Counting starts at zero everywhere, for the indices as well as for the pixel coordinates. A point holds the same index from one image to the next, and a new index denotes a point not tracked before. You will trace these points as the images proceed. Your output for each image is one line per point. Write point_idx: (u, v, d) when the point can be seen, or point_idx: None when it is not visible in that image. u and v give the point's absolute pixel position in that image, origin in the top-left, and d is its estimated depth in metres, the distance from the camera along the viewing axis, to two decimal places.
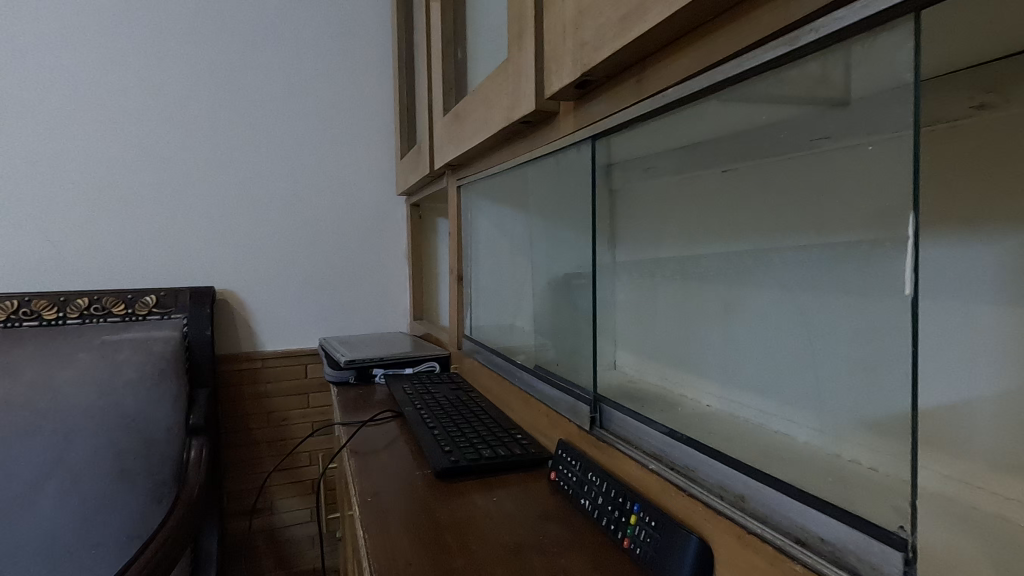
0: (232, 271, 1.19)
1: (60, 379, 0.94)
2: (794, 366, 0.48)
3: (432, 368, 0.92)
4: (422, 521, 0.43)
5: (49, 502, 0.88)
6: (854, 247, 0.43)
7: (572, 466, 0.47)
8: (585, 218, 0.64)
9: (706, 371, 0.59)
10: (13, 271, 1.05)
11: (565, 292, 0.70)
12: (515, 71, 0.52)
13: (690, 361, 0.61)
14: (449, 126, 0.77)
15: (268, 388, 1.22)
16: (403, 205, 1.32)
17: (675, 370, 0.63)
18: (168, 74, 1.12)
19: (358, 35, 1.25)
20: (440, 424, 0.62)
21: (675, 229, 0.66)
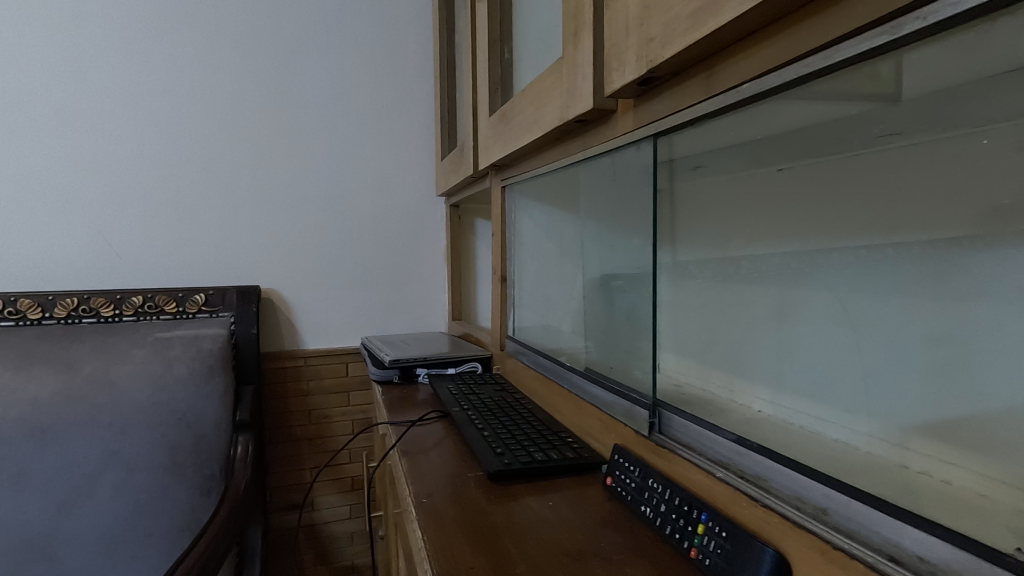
0: (276, 270, 1.21)
1: (116, 374, 0.97)
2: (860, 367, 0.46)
3: (474, 369, 0.92)
4: (479, 523, 0.43)
5: (106, 493, 0.92)
6: (965, 242, 0.40)
7: (630, 472, 0.46)
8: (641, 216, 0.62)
9: (753, 376, 0.56)
10: (72, 270, 1.10)
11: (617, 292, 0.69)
12: (571, 69, 0.51)
13: (733, 365, 0.58)
14: (496, 126, 0.77)
15: (311, 385, 1.25)
16: (443, 206, 1.32)
17: (717, 373, 0.59)
18: (218, 79, 1.15)
19: (400, 38, 1.26)
20: (488, 425, 0.61)
21: (715, 228, 0.62)
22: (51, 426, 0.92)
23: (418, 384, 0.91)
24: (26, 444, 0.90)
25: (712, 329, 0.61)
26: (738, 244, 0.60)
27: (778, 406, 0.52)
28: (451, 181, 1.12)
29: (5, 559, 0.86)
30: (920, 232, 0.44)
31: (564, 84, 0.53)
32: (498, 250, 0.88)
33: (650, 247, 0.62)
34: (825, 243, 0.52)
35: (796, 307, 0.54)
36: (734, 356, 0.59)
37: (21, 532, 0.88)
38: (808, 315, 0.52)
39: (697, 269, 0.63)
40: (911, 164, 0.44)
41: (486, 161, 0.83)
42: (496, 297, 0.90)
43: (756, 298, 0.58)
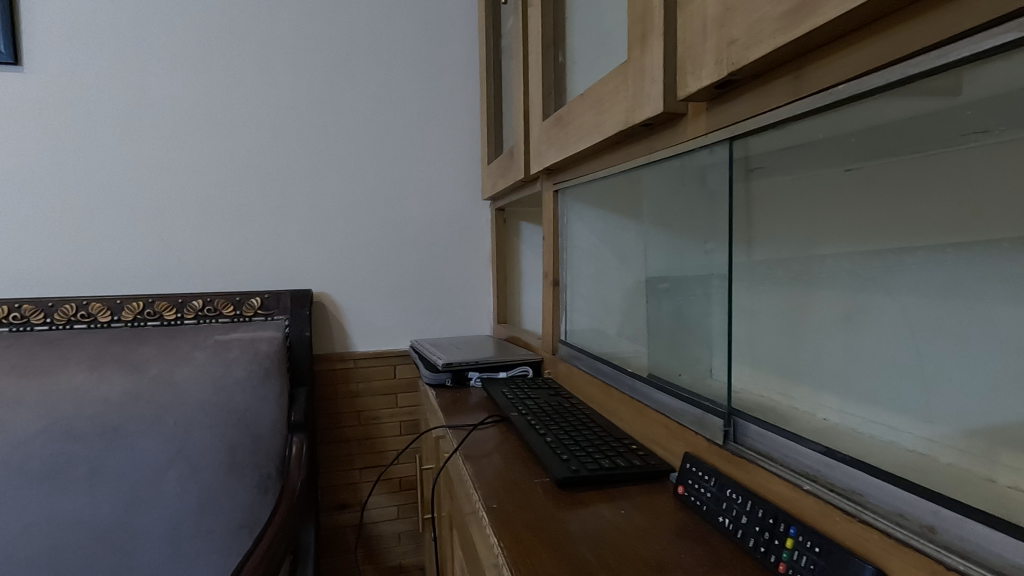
0: (327, 274, 1.24)
1: (179, 374, 1.00)
2: (942, 372, 0.44)
3: (525, 373, 0.92)
4: (554, 531, 0.43)
5: (171, 490, 0.95)
6: None
7: (705, 481, 0.45)
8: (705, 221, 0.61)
9: (819, 381, 0.54)
10: (137, 274, 1.15)
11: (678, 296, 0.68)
12: (638, 71, 0.51)
13: (796, 368, 0.56)
14: (551, 130, 0.77)
15: (360, 387, 1.27)
16: (487, 210, 1.33)
17: (778, 378, 0.57)
18: (273, 88, 1.19)
19: (446, 42, 1.28)
20: (550, 431, 0.61)
21: (778, 230, 0.60)
22: (120, 424, 0.96)
23: (470, 387, 0.92)
24: (99, 442, 0.94)
25: (773, 331, 0.60)
26: (806, 244, 0.58)
27: (848, 416, 0.49)
28: (499, 185, 1.12)
29: (79, 552, 0.90)
30: (1011, 227, 0.41)
31: (630, 87, 0.52)
32: (550, 255, 0.88)
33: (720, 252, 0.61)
34: (904, 236, 0.49)
35: (864, 306, 0.51)
36: (796, 359, 0.57)
37: (94, 526, 0.92)
38: (880, 320, 0.50)
39: (767, 271, 0.61)
40: (998, 161, 0.41)
41: (539, 165, 0.82)
42: (547, 300, 0.90)
43: (821, 302, 0.56)
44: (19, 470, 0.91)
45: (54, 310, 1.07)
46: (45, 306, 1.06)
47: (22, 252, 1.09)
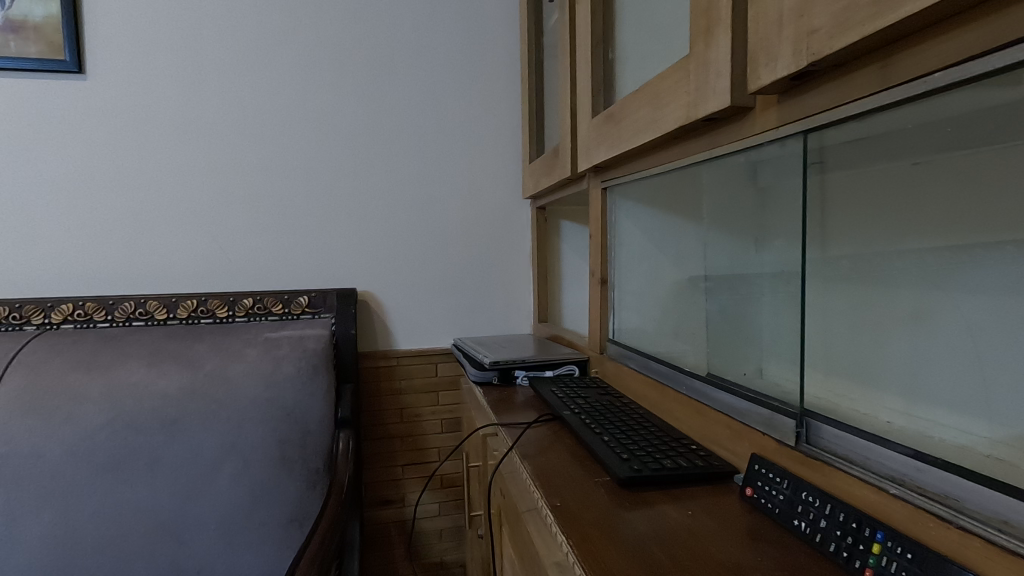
0: (370, 272, 1.26)
1: (233, 370, 1.03)
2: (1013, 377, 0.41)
3: (572, 372, 0.92)
4: (623, 532, 0.42)
5: (225, 484, 0.98)
6: None
7: (776, 483, 0.44)
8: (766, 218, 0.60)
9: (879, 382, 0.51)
10: (190, 273, 1.18)
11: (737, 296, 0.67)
12: (702, 65, 0.49)
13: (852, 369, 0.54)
14: (602, 127, 0.76)
15: (403, 385, 1.29)
16: (528, 208, 1.33)
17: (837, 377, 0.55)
18: (319, 89, 1.21)
19: (487, 41, 1.28)
20: (607, 430, 0.61)
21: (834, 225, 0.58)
22: (177, 419, 0.98)
23: (517, 386, 0.92)
24: (158, 435, 0.97)
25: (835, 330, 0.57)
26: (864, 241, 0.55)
27: (915, 418, 0.47)
28: (542, 183, 1.12)
29: (140, 540, 0.94)
30: None
31: (693, 81, 0.51)
32: (598, 253, 0.87)
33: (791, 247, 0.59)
34: (976, 234, 0.46)
35: (930, 305, 0.49)
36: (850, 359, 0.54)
37: (153, 516, 0.95)
38: (947, 322, 0.47)
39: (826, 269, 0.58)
40: None
41: (588, 162, 0.82)
42: (595, 300, 0.89)
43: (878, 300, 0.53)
44: (84, 461, 0.94)
45: (115, 308, 1.12)
46: (107, 304, 1.11)
47: (85, 251, 1.14)
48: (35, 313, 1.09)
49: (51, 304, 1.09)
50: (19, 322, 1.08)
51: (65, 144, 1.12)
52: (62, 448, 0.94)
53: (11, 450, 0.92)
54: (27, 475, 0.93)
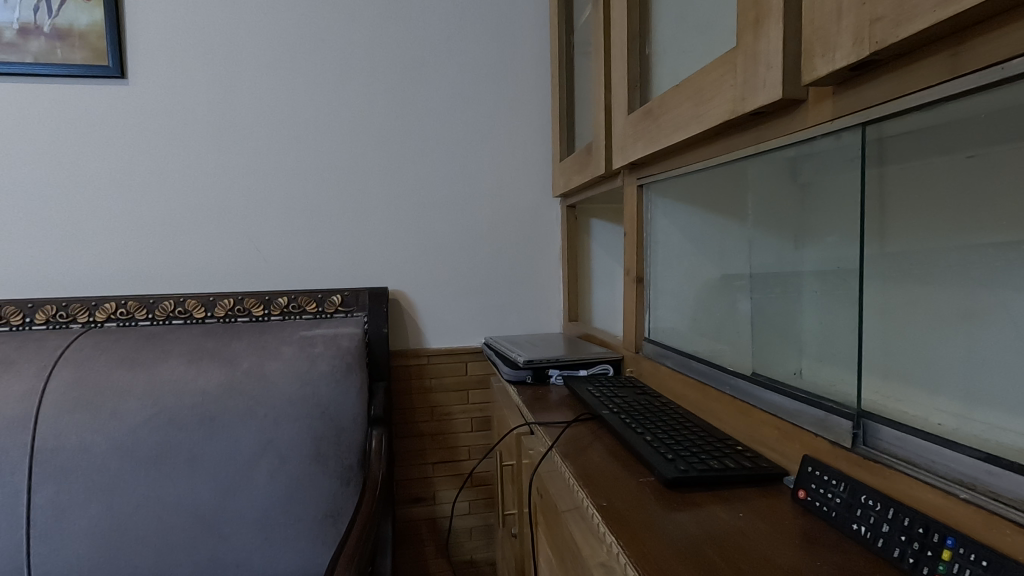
0: (402, 272, 1.27)
1: (269, 368, 1.04)
2: None
3: (606, 371, 0.91)
4: (674, 532, 0.42)
5: (262, 479, 1.00)
6: None
7: (831, 486, 0.43)
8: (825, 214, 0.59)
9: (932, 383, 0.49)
10: (226, 272, 1.21)
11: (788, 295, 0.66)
12: (751, 57, 0.48)
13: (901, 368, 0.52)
14: (639, 123, 0.75)
15: (433, 383, 1.29)
16: (558, 206, 1.33)
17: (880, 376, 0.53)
18: (351, 90, 1.22)
19: (517, 39, 1.28)
20: (648, 430, 0.60)
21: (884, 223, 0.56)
22: (216, 415, 1.00)
23: (551, 385, 0.91)
24: (198, 431, 0.99)
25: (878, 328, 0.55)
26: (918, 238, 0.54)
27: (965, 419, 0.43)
28: (573, 181, 1.11)
29: (182, 533, 0.97)
30: None
31: (740, 74, 0.50)
32: (634, 251, 0.86)
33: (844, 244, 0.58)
34: None
35: (984, 305, 0.47)
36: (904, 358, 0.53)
37: (193, 511, 0.98)
38: (1003, 321, 0.46)
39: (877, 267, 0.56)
40: None
41: (623, 159, 0.81)
42: (630, 298, 0.88)
43: (934, 299, 0.51)
44: (127, 456, 0.97)
45: (156, 307, 1.15)
46: (148, 303, 1.15)
47: (126, 251, 1.17)
48: (81, 311, 1.12)
49: (95, 303, 1.13)
50: (66, 321, 1.12)
51: (108, 148, 1.15)
52: (107, 443, 0.97)
53: (59, 444, 0.95)
54: (74, 469, 0.95)
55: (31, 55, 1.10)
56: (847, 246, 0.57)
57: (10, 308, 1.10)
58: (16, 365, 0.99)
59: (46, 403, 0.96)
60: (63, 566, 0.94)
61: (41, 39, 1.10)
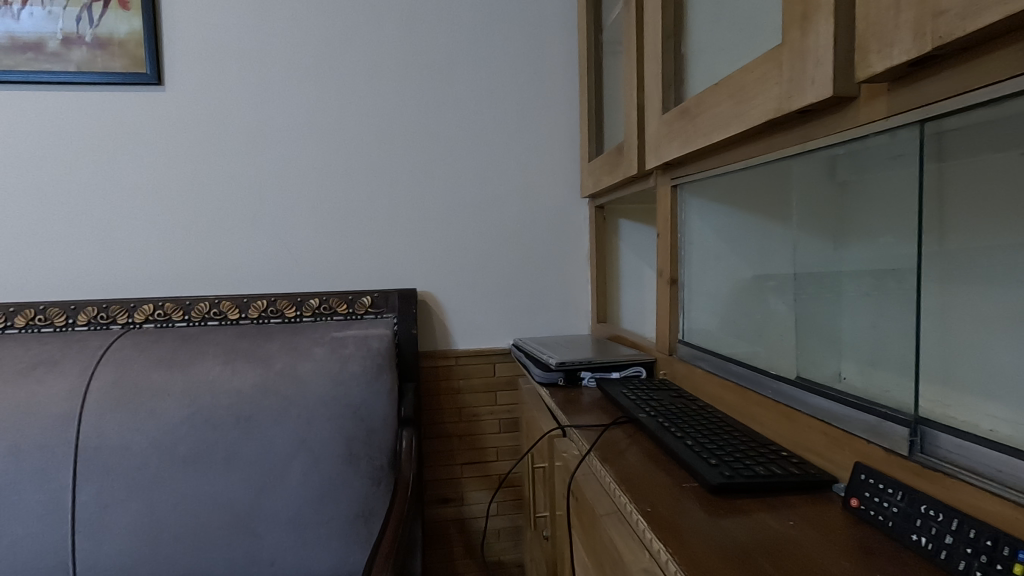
0: (430, 273, 1.27)
1: (302, 369, 1.05)
2: None
3: (639, 373, 0.90)
4: (723, 540, 0.41)
5: (296, 479, 1.01)
6: None
7: (887, 495, 0.41)
8: (892, 214, 0.57)
9: (992, 388, 0.46)
10: (258, 274, 1.23)
11: (837, 298, 0.65)
12: (800, 54, 0.47)
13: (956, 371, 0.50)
14: (674, 122, 0.74)
15: (461, 384, 1.30)
16: (586, 207, 1.32)
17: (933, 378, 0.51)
18: (380, 92, 1.23)
19: (546, 39, 1.28)
20: (688, 434, 0.59)
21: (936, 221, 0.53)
22: (250, 415, 1.01)
23: (584, 387, 0.90)
24: (233, 431, 1.01)
25: (931, 331, 0.53)
26: (976, 236, 0.51)
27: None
28: (603, 181, 1.10)
29: (219, 531, 0.99)
30: None
31: (786, 71, 0.49)
32: (667, 252, 0.85)
33: (897, 244, 0.56)
34: None
35: None
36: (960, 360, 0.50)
37: (230, 509, 0.99)
38: None
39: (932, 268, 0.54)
40: None
41: (657, 159, 0.80)
42: (664, 300, 0.87)
43: (996, 299, 0.49)
44: (166, 454, 0.99)
45: (192, 308, 1.18)
46: (184, 304, 1.17)
47: (163, 254, 1.20)
48: (120, 312, 1.15)
49: (134, 304, 1.16)
50: (106, 322, 1.15)
51: (146, 152, 1.18)
52: (147, 441, 0.99)
53: (102, 442, 0.98)
54: (116, 466, 0.98)
55: (73, 64, 1.14)
56: (901, 246, 0.56)
57: (54, 309, 1.14)
58: (60, 365, 1.02)
59: (89, 402, 0.99)
60: (106, 561, 0.96)
61: (82, 49, 1.14)
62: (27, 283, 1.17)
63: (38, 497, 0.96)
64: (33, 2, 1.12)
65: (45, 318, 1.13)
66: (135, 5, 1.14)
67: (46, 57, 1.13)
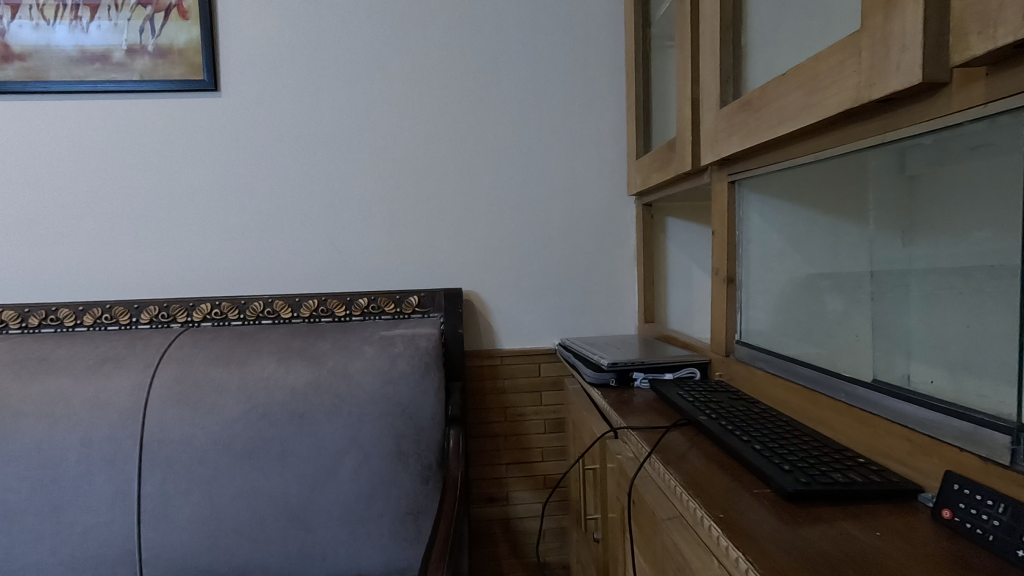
0: (476, 273, 1.27)
1: (352, 366, 1.07)
2: None
3: (693, 374, 0.88)
4: (806, 550, 0.39)
5: (347, 475, 1.02)
6: None
7: (987, 507, 0.39)
8: (981, 208, 0.54)
9: None
10: (309, 274, 1.25)
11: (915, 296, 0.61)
12: (883, 41, 0.45)
13: None
14: (734, 116, 0.71)
15: (507, 384, 1.29)
16: (633, 204, 1.30)
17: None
18: (426, 94, 1.24)
19: (592, 36, 1.26)
20: (755, 438, 0.57)
21: None
22: (303, 412, 1.03)
23: (636, 388, 0.89)
24: (287, 427, 1.03)
25: None
26: None
27: None
28: (653, 179, 1.08)
29: (275, 525, 1.01)
30: None
31: (866, 59, 0.47)
32: (724, 250, 0.82)
33: (988, 240, 0.53)
34: None
35: None
36: None
37: (284, 504, 1.01)
38: None
39: None
40: None
41: (714, 154, 0.78)
42: (721, 300, 0.84)
43: None
44: (225, 449, 1.02)
45: (247, 307, 1.21)
46: (240, 303, 1.21)
47: (220, 255, 1.24)
48: (180, 311, 1.20)
49: (193, 303, 1.20)
50: (167, 320, 1.19)
51: (203, 157, 1.22)
52: (206, 436, 1.02)
53: (165, 436, 1.02)
54: (177, 460, 1.01)
55: (137, 73, 1.18)
56: (992, 242, 0.52)
57: (119, 308, 1.19)
58: (126, 361, 1.06)
59: (153, 397, 1.03)
60: (170, 551, 1.00)
61: (145, 58, 1.18)
62: (94, 283, 1.23)
63: (106, 488, 1.00)
64: (100, 14, 1.17)
65: (111, 317, 1.18)
66: (193, 15, 1.18)
67: (112, 67, 1.18)
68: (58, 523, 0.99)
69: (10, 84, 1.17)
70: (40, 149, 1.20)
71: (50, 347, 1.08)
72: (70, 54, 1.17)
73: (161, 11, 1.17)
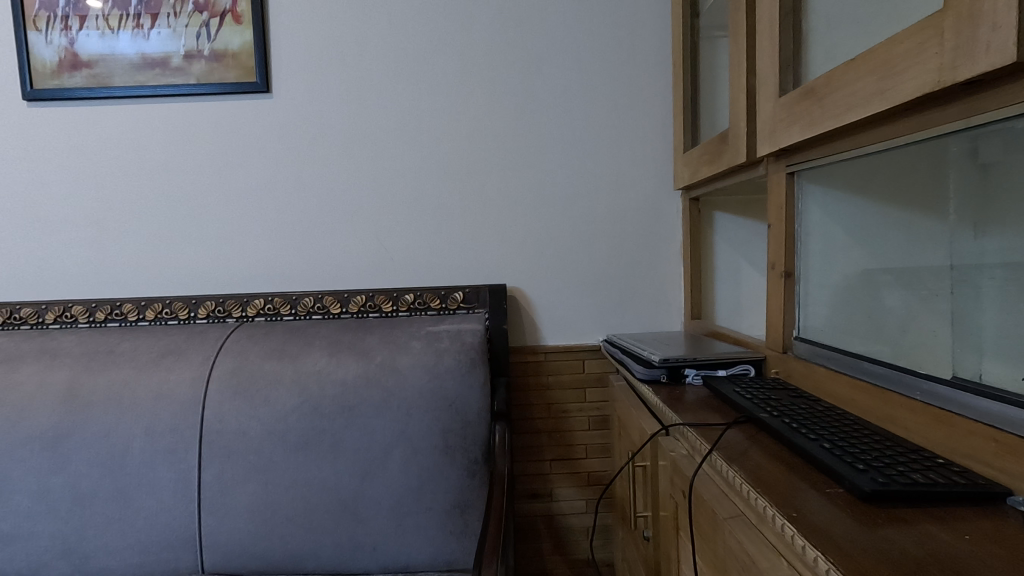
0: (520, 268, 1.27)
1: (400, 360, 1.08)
2: None
3: (747, 371, 0.85)
4: (890, 550, 0.38)
5: (396, 468, 1.04)
6: None
7: None
8: None
9: None
10: (357, 270, 1.28)
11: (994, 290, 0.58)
12: (970, 20, 0.43)
13: None
14: (795, 105, 0.69)
15: (551, 380, 1.29)
16: (680, 199, 1.27)
17: None
18: (470, 91, 1.25)
19: (638, 28, 1.24)
20: (823, 437, 0.55)
21: None
22: (353, 405, 1.05)
23: (688, 385, 0.87)
24: (338, 420, 1.05)
25: None
26: None
27: None
28: (703, 172, 1.05)
29: (326, 515, 1.03)
30: None
31: (949, 40, 0.44)
32: (782, 243, 0.80)
33: None
34: None
35: None
36: None
37: (335, 495, 1.04)
38: None
39: None
40: None
41: (773, 145, 0.76)
42: (778, 295, 0.82)
43: None
44: (279, 440, 1.05)
45: (298, 303, 1.24)
46: (291, 299, 1.24)
47: (271, 252, 1.28)
48: (235, 307, 1.24)
49: (247, 299, 1.24)
50: (223, 315, 1.24)
51: (255, 157, 1.26)
52: (262, 427, 1.05)
53: (222, 427, 1.05)
54: (235, 449, 1.05)
55: (193, 77, 1.23)
56: None
57: (178, 304, 1.24)
58: (185, 354, 1.11)
59: (211, 389, 1.07)
60: (227, 537, 1.04)
61: (202, 62, 1.23)
62: (155, 280, 1.29)
63: (169, 475, 1.04)
64: (160, 22, 1.22)
65: (171, 312, 1.24)
66: (246, 19, 1.22)
67: (171, 72, 1.23)
68: (125, 508, 1.04)
69: (78, 91, 1.23)
70: (105, 152, 1.26)
71: (116, 341, 1.14)
72: (133, 61, 1.23)
73: (216, 16, 1.21)
